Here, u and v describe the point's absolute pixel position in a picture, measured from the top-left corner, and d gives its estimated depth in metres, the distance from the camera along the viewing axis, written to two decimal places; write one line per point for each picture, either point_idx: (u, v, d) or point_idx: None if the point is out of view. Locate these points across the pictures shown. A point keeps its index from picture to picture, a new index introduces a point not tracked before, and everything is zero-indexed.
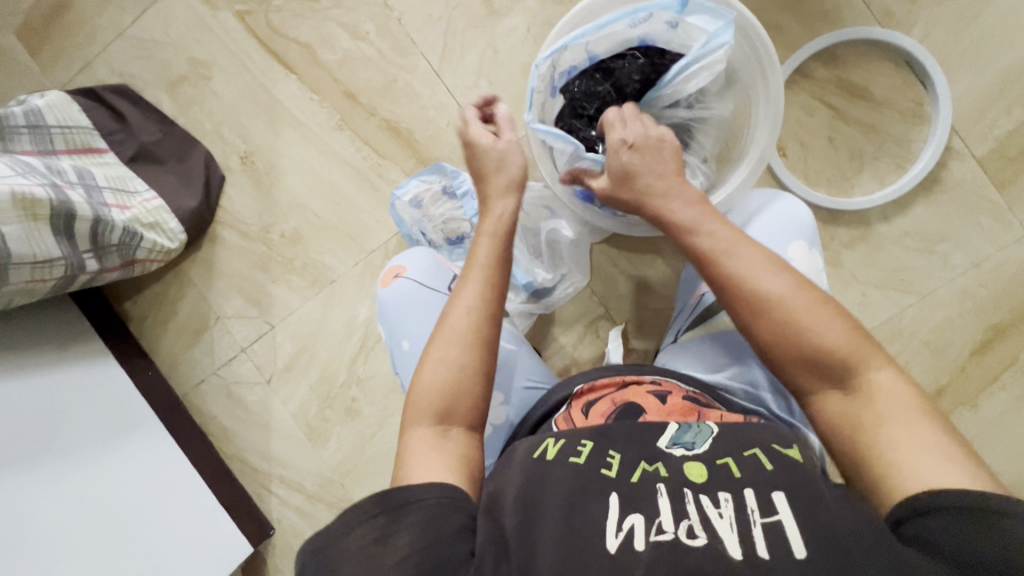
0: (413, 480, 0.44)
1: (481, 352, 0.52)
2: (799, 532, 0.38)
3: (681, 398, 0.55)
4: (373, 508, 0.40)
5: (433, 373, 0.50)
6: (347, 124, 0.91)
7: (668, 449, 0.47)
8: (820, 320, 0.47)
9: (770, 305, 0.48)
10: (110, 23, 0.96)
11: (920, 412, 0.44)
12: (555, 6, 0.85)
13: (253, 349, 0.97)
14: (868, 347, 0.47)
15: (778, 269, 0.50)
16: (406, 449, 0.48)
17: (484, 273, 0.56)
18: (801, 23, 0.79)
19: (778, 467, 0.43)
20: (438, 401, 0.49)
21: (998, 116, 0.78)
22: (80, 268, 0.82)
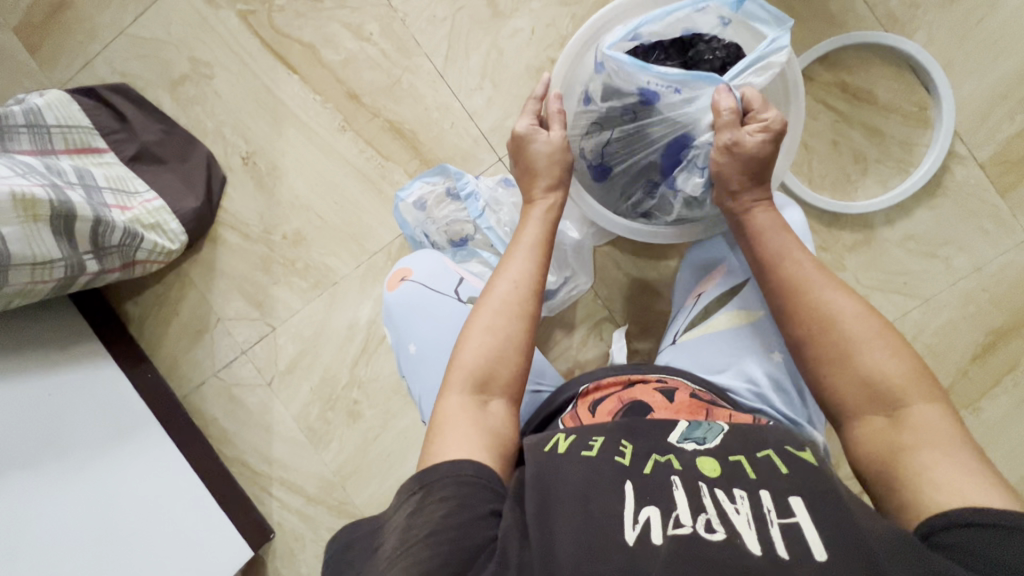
0: (452, 446, 0.46)
1: (525, 331, 0.55)
2: (818, 534, 0.37)
3: (688, 395, 0.56)
4: (415, 487, 0.42)
5: (478, 340, 0.53)
6: (350, 124, 0.90)
7: (679, 444, 0.48)
8: (879, 347, 0.51)
9: (829, 322, 0.53)
10: (111, 21, 0.95)
11: (959, 443, 0.45)
12: (560, 7, 0.85)
13: (254, 350, 0.96)
14: (923, 380, 0.49)
15: (845, 292, 0.55)
16: (442, 410, 0.50)
17: (530, 260, 0.59)
18: (806, 27, 0.79)
19: (792, 469, 0.43)
20: (480, 368, 0.52)
21: (1001, 121, 0.78)
22: (80, 269, 0.82)
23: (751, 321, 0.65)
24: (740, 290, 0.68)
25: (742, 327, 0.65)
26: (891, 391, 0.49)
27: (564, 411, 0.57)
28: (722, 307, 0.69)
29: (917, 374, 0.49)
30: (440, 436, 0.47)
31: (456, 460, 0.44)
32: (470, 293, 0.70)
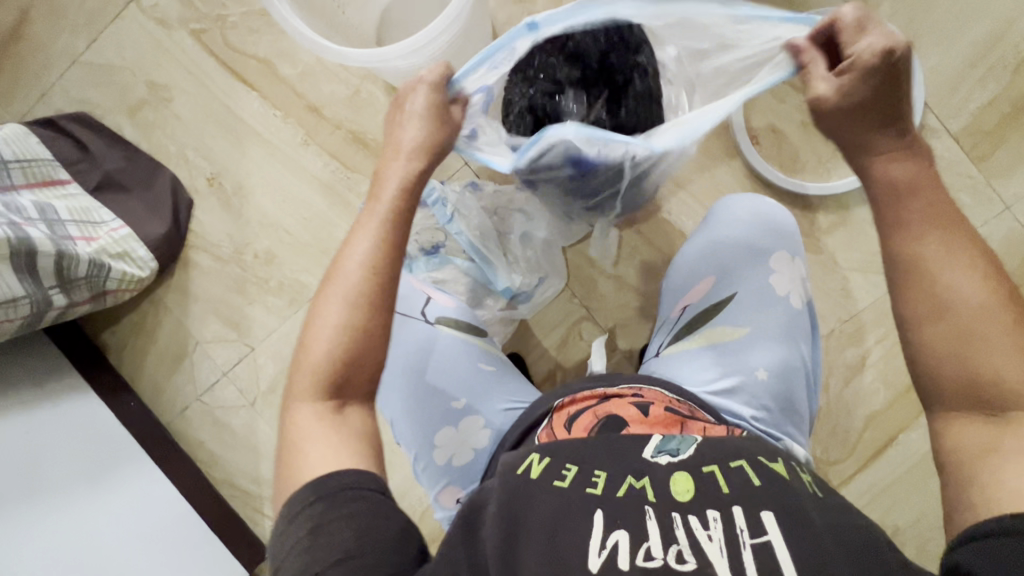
0: (305, 458, 0.42)
1: (370, 312, 0.44)
2: (788, 553, 0.37)
3: (664, 410, 0.52)
4: (309, 497, 0.40)
5: (330, 334, 0.44)
6: (313, 139, 0.89)
7: (652, 458, 0.45)
8: (1007, 348, 0.39)
9: (951, 307, 0.40)
10: (64, 49, 0.94)
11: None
12: (515, 4, 0.82)
13: (234, 373, 0.95)
14: None
15: (983, 270, 0.40)
16: (294, 426, 0.44)
17: (377, 226, 0.46)
18: None
19: (764, 484, 0.42)
20: (327, 371, 0.44)
21: (973, 89, 0.76)
22: (47, 305, 0.81)
23: (737, 338, 0.60)
24: (725, 305, 0.62)
25: (727, 343, 0.60)
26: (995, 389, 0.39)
27: (540, 427, 0.54)
28: (707, 321, 0.62)
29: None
30: (301, 454, 0.43)
31: (346, 468, 0.42)
32: (438, 313, 0.67)
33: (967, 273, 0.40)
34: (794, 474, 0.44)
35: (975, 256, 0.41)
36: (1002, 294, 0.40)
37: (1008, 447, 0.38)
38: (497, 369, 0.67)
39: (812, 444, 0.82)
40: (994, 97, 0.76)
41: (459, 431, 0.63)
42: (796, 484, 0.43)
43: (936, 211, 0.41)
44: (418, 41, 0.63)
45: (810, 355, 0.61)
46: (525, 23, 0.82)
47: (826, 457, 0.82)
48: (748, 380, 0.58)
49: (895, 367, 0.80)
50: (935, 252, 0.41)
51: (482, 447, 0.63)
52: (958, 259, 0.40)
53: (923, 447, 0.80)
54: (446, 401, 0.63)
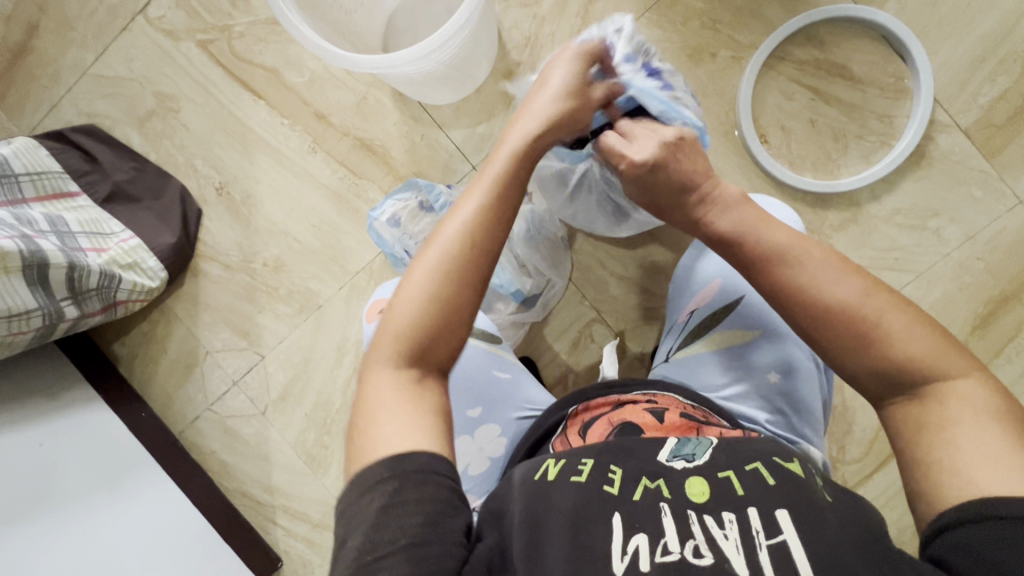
0: (378, 436, 0.41)
1: (469, 286, 0.46)
2: (803, 553, 0.37)
3: (680, 416, 0.51)
4: (383, 474, 0.39)
5: (417, 297, 0.45)
6: (321, 146, 0.89)
7: (668, 462, 0.44)
8: (922, 347, 0.42)
9: (839, 311, 0.43)
10: (73, 62, 0.94)
11: (1004, 427, 0.39)
12: (520, 8, 0.82)
13: (245, 381, 0.95)
14: (950, 355, 0.42)
15: (842, 272, 0.44)
16: (372, 391, 0.43)
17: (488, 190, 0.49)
18: (768, 10, 0.78)
19: (780, 483, 0.41)
20: (414, 341, 0.44)
21: (983, 83, 0.75)
22: (59, 316, 0.81)
23: (746, 342, 0.59)
24: (735, 307, 0.59)
25: (736, 347, 0.59)
26: (922, 371, 0.41)
27: (553, 437, 0.53)
28: (715, 324, 0.60)
29: (942, 349, 0.42)
30: (374, 425, 0.41)
31: (416, 450, 0.40)
32: None
33: (837, 279, 0.44)
34: (809, 473, 0.43)
35: (837, 256, 0.45)
36: (902, 317, 0.42)
37: (936, 426, 0.40)
38: (514, 377, 0.66)
39: (828, 444, 0.81)
40: (1004, 91, 0.75)
41: (475, 440, 0.62)
42: (811, 483, 0.42)
43: (788, 241, 0.46)
44: (411, 53, 0.62)
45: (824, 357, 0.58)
46: (531, 26, 0.82)
47: (842, 456, 0.81)
48: (758, 384, 0.57)
49: None
50: (807, 272, 0.45)
51: (497, 456, 0.62)
52: (811, 258, 0.45)
53: None
54: (460, 410, 0.63)
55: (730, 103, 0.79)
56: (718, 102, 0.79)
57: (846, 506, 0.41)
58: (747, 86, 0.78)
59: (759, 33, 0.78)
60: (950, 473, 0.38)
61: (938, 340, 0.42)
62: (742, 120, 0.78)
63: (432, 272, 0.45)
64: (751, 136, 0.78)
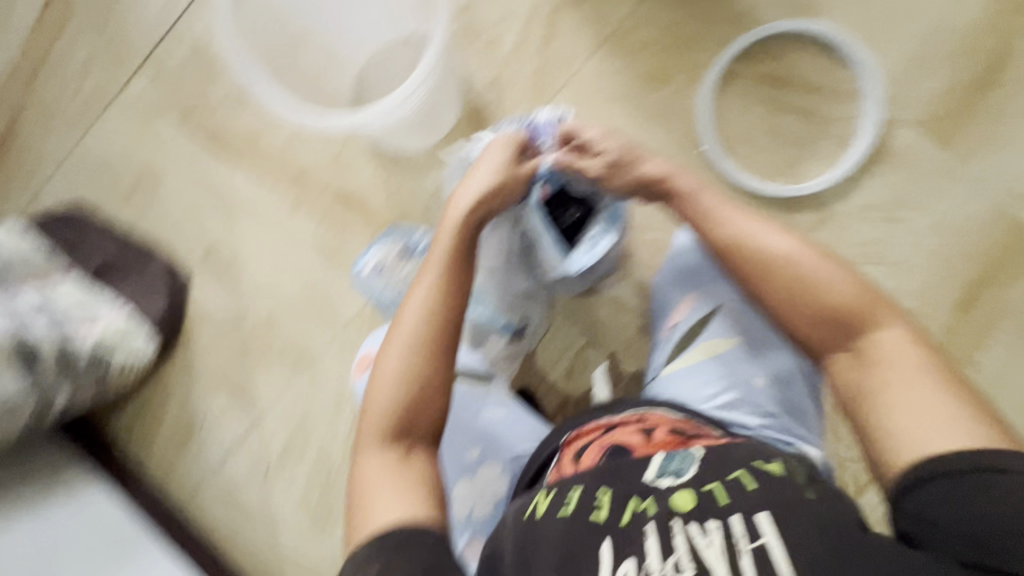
0: (373, 510, 0.47)
1: (433, 362, 0.52)
2: (783, 550, 0.37)
3: (668, 433, 0.50)
4: (371, 553, 0.43)
5: (390, 382, 0.51)
6: (301, 203, 0.91)
7: (655, 481, 0.44)
8: (853, 298, 0.48)
9: (775, 263, 0.51)
10: (55, 149, 0.97)
11: (929, 374, 0.44)
12: (480, 53, 0.86)
13: (245, 444, 0.94)
14: (878, 308, 0.48)
15: (780, 231, 0.52)
16: (364, 470, 0.49)
17: (437, 276, 0.56)
18: (716, 32, 0.82)
19: (761, 487, 0.40)
20: (392, 420, 0.51)
21: (927, 78, 0.79)
22: (49, 403, 0.84)
23: (728, 350, 0.59)
24: (712, 318, 0.60)
25: (720, 356, 0.59)
26: (851, 316, 0.48)
27: (549, 469, 0.53)
28: (696, 336, 0.61)
29: (869, 298, 0.48)
30: (367, 500, 0.48)
31: (404, 522, 0.45)
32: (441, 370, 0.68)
33: (771, 237, 0.52)
34: (791, 469, 0.43)
35: (771, 224, 0.54)
36: (835, 270, 0.50)
37: (874, 385, 0.45)
38: (506, 411, 0.66)
39: (834, 443, 0.81)
40: (948, 84, 0.79)
41: (477, 482, 0.62)
42: (794, 483, 0.41)
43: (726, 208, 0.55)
44: (364, 114, 0.65)
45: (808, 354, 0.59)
46: (493, 69, 0.85)
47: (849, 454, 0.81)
48: (746, 392, 0.57)
49: None
50: (749, 228, 0.53)
51: (501, 497, 0.61)
52: (746, 225, 0.54)
53: None
54: (460, 452, 0.63)
55: (691, 122, 0.82)
56: (680, 123, 0.83)
57: (831, 498, 0.41)
58: (703, 107, 0.82)
59: (710, 54, 0.82)
60: (893, 437, 0.43)
61: (861, 288, 0.49)
62: (704, 137, 0.81)
63: (400, 360, 0.52)
64: (714, 151, 0.81)
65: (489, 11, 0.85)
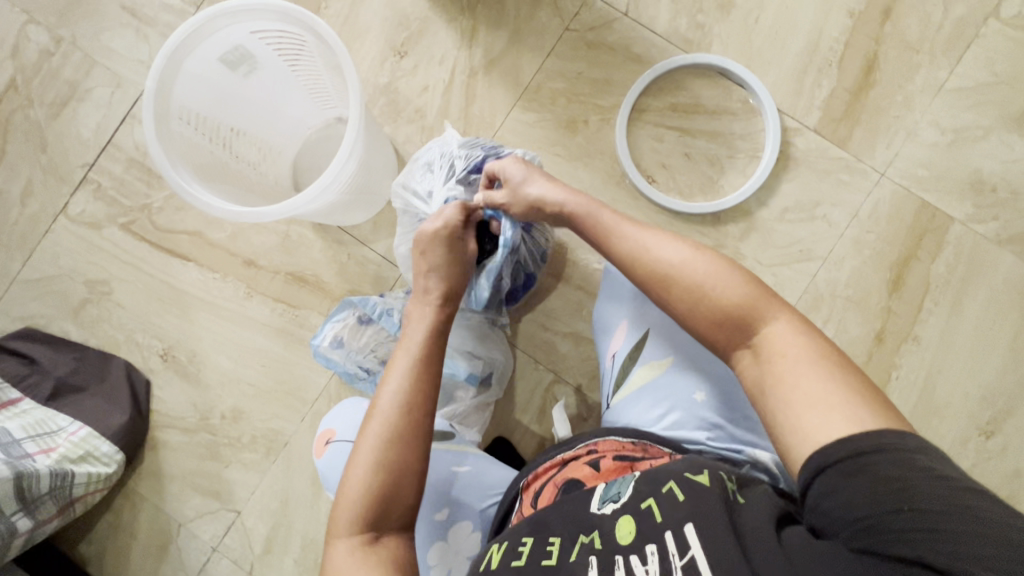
0: None
1: (408, 448, 0.53)
2: (706, 559, 0.37)
3: (615, 460, 0.53)
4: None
5: (362, 473, 0.51)
6: (255, 289, 0.93)
7: (600, 510, 0.46)
8: (747, 295, 0.48)
9: (670, 271, 0.52)
10: (1, 274, 0.97)
11: (820, 366, 0.43)
12: (408, 124, 0.91)
13: (225, 544, 0.91)
14: (767, 302, 0.48)
15: (676, 239, 0.54)
16: (333, 564, 0.48)
17: (410, 360, 0.57)
18: (619, 74, 0.89)
19: (688, 497, 0.42)
20: (364, 509, 0.50)
21: (814, 88, 0.87)
22: (13, 532, 0.80)
23: (668, 369, 0.61)
24: (646, 341, 0.62)
25: (660, 377, 0.61)
26: (745, 315, 0.47)
27: (513, 512, 0.54)
28: (635, 361, 0.63)
29: (759, 295, 0.48)
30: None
31: None
32: None
33: (665, 245, 0.53)
34: (719, 480, 0.44)
35: (667, 233, 0.55)
36: (727, 268, 0.50)
37: (771, 380, 0.44)
38: (473, 466, 0.65)
39: None
40: (834, 90, 0.86)
41: (449, 543, 0.62)
42: (717, 488, 0.42)
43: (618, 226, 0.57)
44: (290, 205, 0.68)
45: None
46: (421, 137, 0.90)
47: None
48: (688, 409, 0.59)
49: (846, 340, 0.84)
50: (647, 239, 0.55)
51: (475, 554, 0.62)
52: (641, 237, 0.55)
53: (901, 406, 0.84)
54: (427, 515, 0.62)
55: (612, 158, 0.88)
56: (603, 159, 0.88)
57: (765, 503, 0.41)
58: (621, 141, 0.87)
59: (618, 94, 0.89)
60: (790, 432, 0.42)
61: (751, 287, 0.48)
62: (627, 169, 0.86)
63: (376, 445, 0.52)
64: (639, 180, 0.86)
65: (409, 85, 0.91)
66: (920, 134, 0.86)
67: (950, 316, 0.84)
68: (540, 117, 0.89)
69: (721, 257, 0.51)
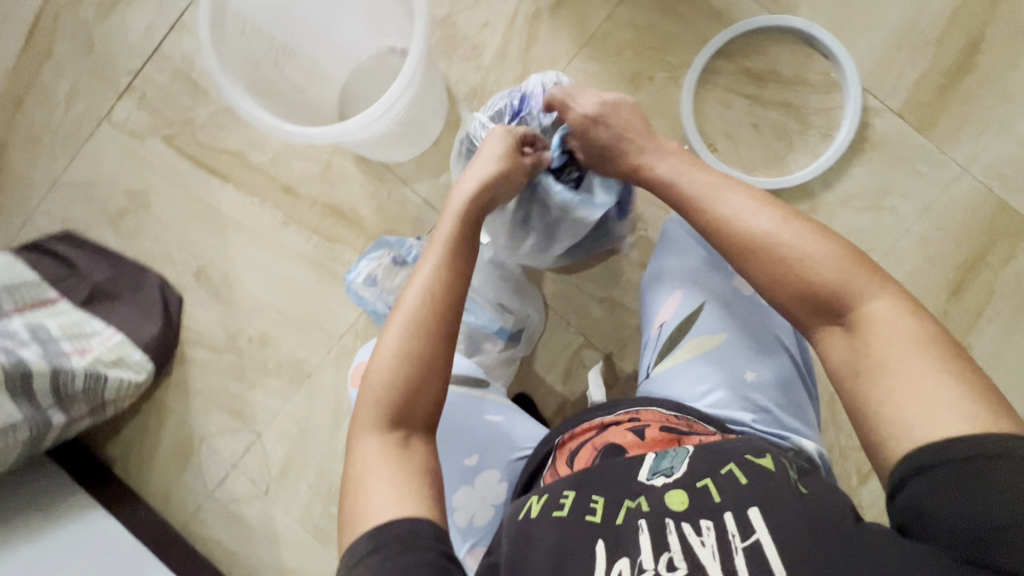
0: (366, 499, 0.45)
1: (434, 344, 0.52)
2: (774, 546, 0.38)
3: (660, 431, 0.51)
4: (367, 548, 0.42)
5: (387, 370, 0.51)
6: (292, 218, 0.91)
7: (648, 481, 0.45)
8: (842, 268, 0.48)
9: (761, 244, 0.51)
10: (44, 175, 0.97)
11: (925, 350, 0.43)
12: (463, 62, 0.86)
13: (244, 462, 0.94)
14: (866, 279, 0.47)
15: (768, 209, 0.52)
16: (361, 459, 0.48)
17: (438, 260, 0.56)
18: (694, 30, 0.83)
19: (751, 481, 0.42)
20: (391, 404, 0.50)
21: (904, 67, 0.80)
22: (47, 425, 0.82)
23: (720, 345, 0.60)
24: (699, 315, 0.61)
25: (710, 353, 0.60)
26: (841, 295, 0.47)
27: (545, 470, 0.54)
28: (684, 334, 0.62)
29: (861, 269, 0.47)
30: (363, 491, 0.46)
31: (398, 518, 0.43)
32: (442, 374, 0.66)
33: (758, 213, 0.52)
34: (782, 466, 0.44)
35: (760, 200, 0.54)
36: (826, 243, 0.49)
37: (869, 363, 0.45)
38: (506, 418, 0.65)
39: (834, 433, 0.81)
40: (926, 71, 0.80)
41: (476, 489, 0.62)
42: (781, 477, 0.43)
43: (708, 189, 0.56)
44: (341, 127, 0.65)
45: (797, 354, 0.60)
46: (476, 77, 0.86)
47: (850, 443, 0.81)
48: (737, 390, 0.58)
49: None
50: (735, 207, 0.54)
51: (501, 504, 0.62)
52: (734, 202, 0.54)
53: None
54: (458, 461, 0.62)
55: (674, 121, 0.83)
56: (664, 121, 0.83)
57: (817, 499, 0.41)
58: (686, 104, 0.82)
59: (689, 52, 0.83)
60: (892, 421, 0.42)
61: (849, 260, 0.48)
62: (688, 134, 0.82)
63: (401, 339, 0.52)
64: (700, 148, 0.82)
65: (469, 20, 0.86)
66: (1013, 130, 0.79)
67: (1010, 328, 0.79)
68: (603, 68, 0.84)
69: (816, 228, 0.50)
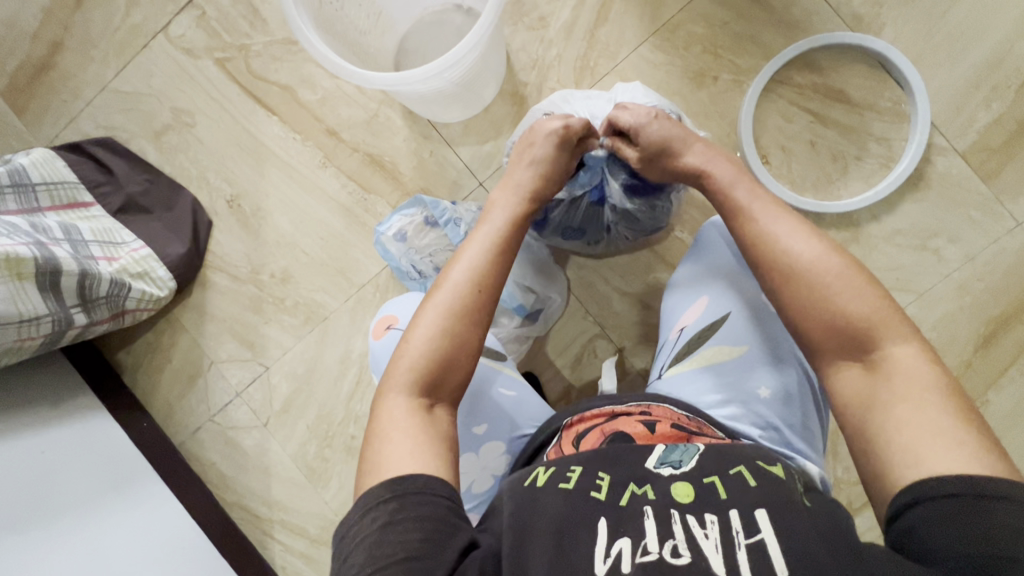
0: (387, 455, 0.47)
1: (470, 327, 0.54)
2: (778, 547, 0.39)
3: (670, 428, 0.53)
4: (385, 495, 0.43)
5: (423, 344, 0.53)
6: (331, 161, 0.91)
7: (656, 469, 0.47)
8: (875, 310, 0.49)
9: (799, 266, 0.52)
10: (94, 77, 0.97)
11: (940, 394, 0.45)
12: (527, 31, 0.84)
13: (248, 392, 0.95)
14: (895, 321, 0.48)
15: (809, 236, 0.54)
16: (385, 416, 0.50)
17: (485, 247, 0.59)
18: (769, 35, 0.80)
19: (760, 485, 0.44)
20: (424, 374, 0.52)
21: (978, 109, 0.77)
22: (68, 323, 0.83)
23: (737, 357, 0.60)
24: (721, 324, 0.61)
25: (726, 363, 0.60)
26: (868, 333, 0.48)
27: (548, 446, 0.55)
28: (703, 341, 0.62)
29: (890, 315, 0.48)
30: (386, 446, 0.48)
31: (416, 473, 0.45)
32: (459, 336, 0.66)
33: (799, 239, 0.54)
34: (791, 478, 0.46)
35: (803, 227, 0.55)
36: (873, 290, 0.50)
37: (883, 402, 0.46)
38: (518, 394, 0.66)
39: (832, 463, 0.81)
40: (1000, 117, 0.77)
41: (480, 458, 0.64)
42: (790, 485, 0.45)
43: (761, 201, 0.58)
44: (402, 76, 0.64)
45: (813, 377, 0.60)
46: (539, 49, 0.84)
47: (847, 476, 0.81)
48: (751, 404, 0.58)
49: None
50: (778, 228, 0.55)
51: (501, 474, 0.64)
52: (777, 225, 0.55)
53: None
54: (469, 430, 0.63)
55: (730, 125, 0.81)
56: (720, 124, 0.82)
57: (819, 513, 0.42)
58: (748, 108, 0.80)
59: (761, 57, 0.81)
60: (901, 458, 0.43)
61: (880, 301, 0.49)
62: (744, 141, 0.80)
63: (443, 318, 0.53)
64: (752, 156, 0.80)
65: None
66: None
67: None
68: (668, 60, 0.82)
69: (848, 257, 0.52)
